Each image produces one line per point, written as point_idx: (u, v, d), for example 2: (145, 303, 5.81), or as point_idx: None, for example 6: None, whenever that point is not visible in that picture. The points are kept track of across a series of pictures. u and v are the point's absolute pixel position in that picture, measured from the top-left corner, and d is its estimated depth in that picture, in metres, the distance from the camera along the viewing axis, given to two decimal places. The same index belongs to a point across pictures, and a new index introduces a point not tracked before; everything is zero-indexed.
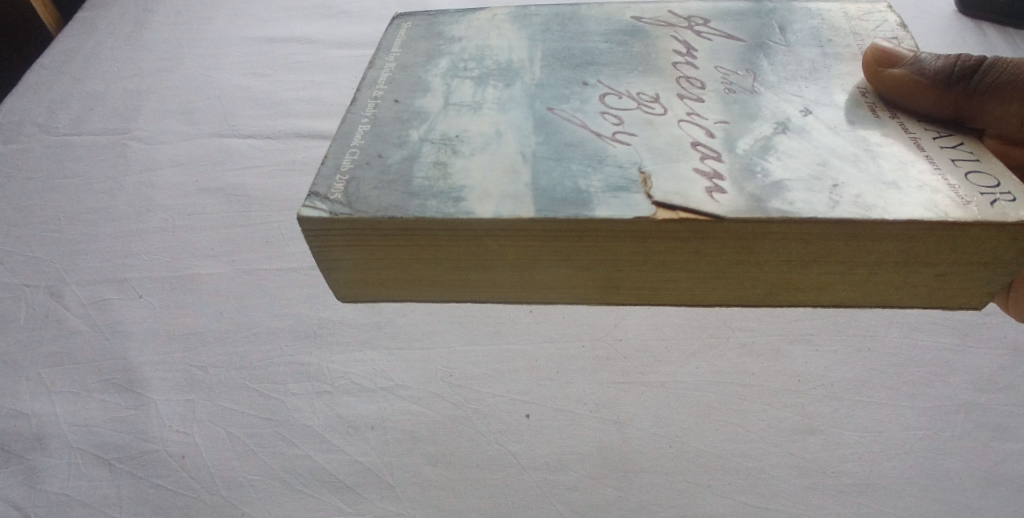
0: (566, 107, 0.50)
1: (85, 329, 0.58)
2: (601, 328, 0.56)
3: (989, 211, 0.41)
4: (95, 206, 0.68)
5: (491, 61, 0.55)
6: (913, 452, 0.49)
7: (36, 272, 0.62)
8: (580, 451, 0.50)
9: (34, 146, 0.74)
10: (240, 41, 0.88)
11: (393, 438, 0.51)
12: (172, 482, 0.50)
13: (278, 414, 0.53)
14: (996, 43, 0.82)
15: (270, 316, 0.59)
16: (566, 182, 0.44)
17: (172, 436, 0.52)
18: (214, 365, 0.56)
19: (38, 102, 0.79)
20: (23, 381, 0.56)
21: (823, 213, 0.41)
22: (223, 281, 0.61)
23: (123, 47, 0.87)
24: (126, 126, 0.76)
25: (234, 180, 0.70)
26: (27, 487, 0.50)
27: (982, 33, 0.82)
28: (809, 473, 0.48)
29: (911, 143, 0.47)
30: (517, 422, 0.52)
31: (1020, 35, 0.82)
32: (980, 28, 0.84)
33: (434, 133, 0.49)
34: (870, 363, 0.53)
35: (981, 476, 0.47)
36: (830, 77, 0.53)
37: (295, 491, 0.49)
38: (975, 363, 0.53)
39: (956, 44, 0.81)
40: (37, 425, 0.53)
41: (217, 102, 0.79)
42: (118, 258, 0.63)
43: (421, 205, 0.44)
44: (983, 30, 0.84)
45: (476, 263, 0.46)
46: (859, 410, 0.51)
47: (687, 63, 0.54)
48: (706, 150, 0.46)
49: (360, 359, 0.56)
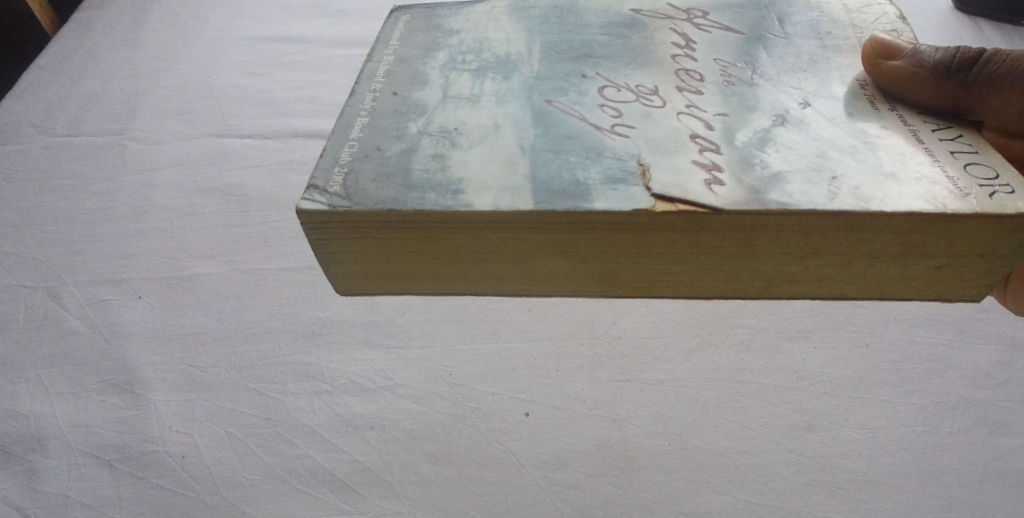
0: (564, 100, 0.50)
1: (84, 329, 0.58)
2: (601, 325, 0.56)
3: (987, 203, 0.42)
4: (94, 207, 0.67)
5: (489, 54, 0.55)
6: (913, 447, 0.49)
7: (35, 273, 0.62)
8: (580, 449, 0.50)
9: (32, 147, 0.74)
10: (237, 41, 0.88)
11: (393, 437, 0.51)
12: (172, 482, 0.50)
13: (278, 413, 0.53)
14: (993, 39, 0.82)
15: (268, 315, 0.58)
16: (564, 174, 0.44)
17: (171, 436, 0.52)
18: (214, 365, 0.56)
19: (36, 104, 0.79)
20: (22, 382, 0.56)
21: (821, 205, 0.41)
22: (222, 280, 0.61)
23: (121, 47, 0.87)
24: (124, 127, 0.76)
25: (233, 180, 0.70)
26: (27, 488, 0.50)
27: (979, 28, 0.83)
28: (809, 470, 0.48)
29: (910, 136, 0.47)
30: (517, 420, 0.52)
31: (1017, 30, 0.82)
32: (976, 24, 0.84)
33: (432, 126, 0.49)
34: (869, 359, 0.53)
35: (980, 471, 0.47)
36: (829, 69, 0.53)
37: (295, 490, 0.49)
38: (975, 359, 0.53)
39: (953, 40, 0.81)
40: (37, 426, 0.53)
41: (214, 102, 0.79)
42: (117, 259, 0.63)
43: (419, 197, 0.44)
44: (980, 25, 0.84)
45: (475, 256, 0.46)
46: (859, 406, 0.51)
47: (686, 56, 0.54)
48: (705, 142, 0.46)
49: (359, 358, 0.56)
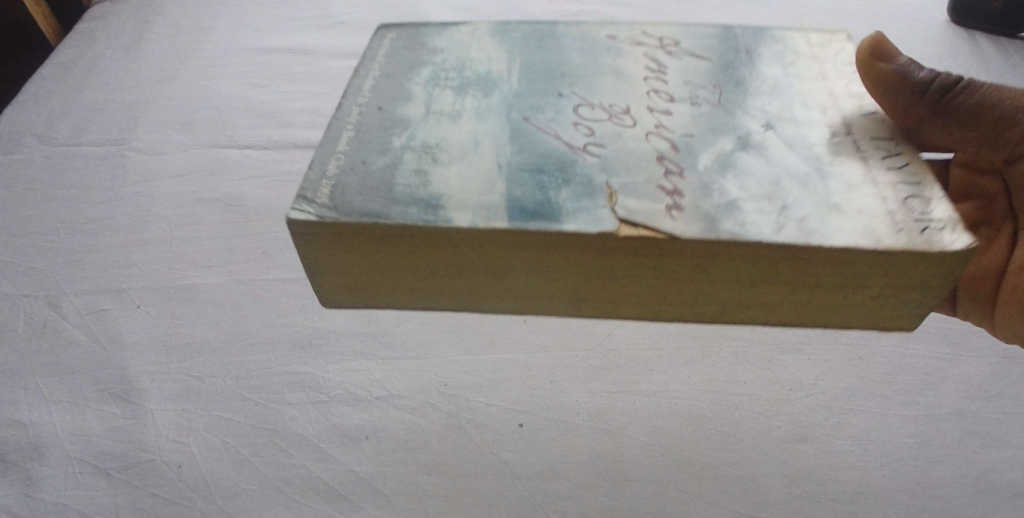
0: (542, 118, 0.50)
1: (83, 338, 0.59)
2: (594, 338, 0.57)
3: (917, 240, 0.41)
4: (95, 216, 0.68)
5: (472, 71, 0.55)
6: (903, 459, 0.50)
7: (34, 282, 0.63)
8: (574, 460, 0.50)
9: (35, 157, 0.74)
10: (239, 52, 0.88)
11: (387, 448, 0.52)
12: (167, 491, 0.51)
13: (273, 423, 0.54)
14: (976, 62, 0.85)
15: (266, 325, 0.59)
16: (538, 194, 0.44)
17: (168, 445, 0.53)
18: (211, 375, 0.56)
19: (38, 112, 0.80)
20: (20, 390, 0.56)
21: (767, 236, 0.41)
22: (221, 291, 0.62)
23: (124, 58, 0.88)
24: (126, 138, 0.77)
25: (233, 191, 0.71)
26: (26, 497, 0.51)
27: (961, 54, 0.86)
28: (801, 482, 0.49)
29: (861, 165, 0.46)
30: (511, 431, 0.52)
31: (1000, 56, 0.86)
32: (960, 52, 0.87)
33: (415, 142, 0.49)
34: (862, 371, 0.54)
35: (973, 484, 0.48)
36: (791, 96, 0.52)
37: (290, 500, 0.50)
38: (966, 372, 0.54)
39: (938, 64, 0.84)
40: (34, 434, 0.54)
41: (216, 113, 0.80)
42: (117, 269, 0.64)
43: (402, 212, 0.44)
44: (963, 49, 0.87)
45: (455, 270, 0.45)
46: (850, 418, 0.52)
47: (657, 78, 0.54)
48: (670, 165, 0.46)
49: (355, 369, 0.56)
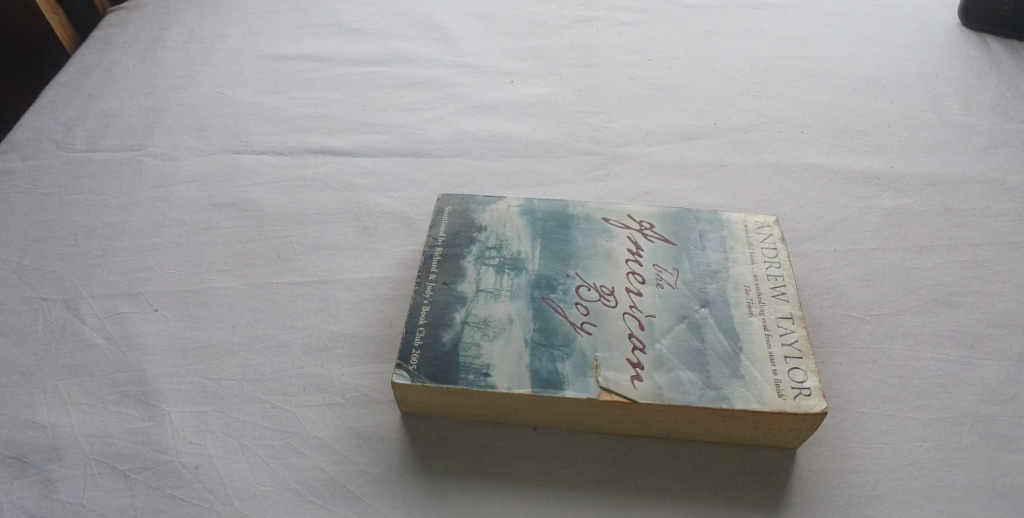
0: None
1: (102, 341, 0.59)
2: None
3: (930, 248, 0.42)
4: (112, 222, 0.69)
5: None
6: (920, 463, 0.51)
7: (53, 286, 0.63)
8: (588, 461, 0.52)
9: (51, 162, 0.75)
10: (253, 59, 0.89)
11: (404, 449, 0.53)
12: (184, 492, 0.51)
13: (290, 425, 0.54)
14: (985, 66, 0.86)
15: (282, 328, 0.60)
16: None
17: (185, 446, 0.53)
18: (227, 377, 0.57)
19: (55, 119, 0.80)
20: (40, 393, 0.56)
21: None
22: (237, 294, 0.62)
23: (138, 64, 0.89)
24: (142, 144, 0.77)
25: (248, 196, 0.71)
26: (44, 497, 0.51)
27: (969, 58, 0.86)
28: (817, 485, 0.50)
29: None
30: (525, 432, 0.53)
31: (1009, 58, 0.86)
32: (969, 55, 0.87)
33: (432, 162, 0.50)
34: (877, 375, 0.56)
35: (988, 487, 0.50)
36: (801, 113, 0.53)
37: (306, 501, 0.50)
38: (981, 374, 0.56)
39: (944, 71, 0.85)
40: (53, 436, 0.54)
41: (230, 120, 0.81)
42: (134, 273, 0.64)
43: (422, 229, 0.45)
44: (971, 52, 0.88)
45: None
46: (865, 421, 0.53)
47: None
48: None
49: (372, 372, 0.57)
